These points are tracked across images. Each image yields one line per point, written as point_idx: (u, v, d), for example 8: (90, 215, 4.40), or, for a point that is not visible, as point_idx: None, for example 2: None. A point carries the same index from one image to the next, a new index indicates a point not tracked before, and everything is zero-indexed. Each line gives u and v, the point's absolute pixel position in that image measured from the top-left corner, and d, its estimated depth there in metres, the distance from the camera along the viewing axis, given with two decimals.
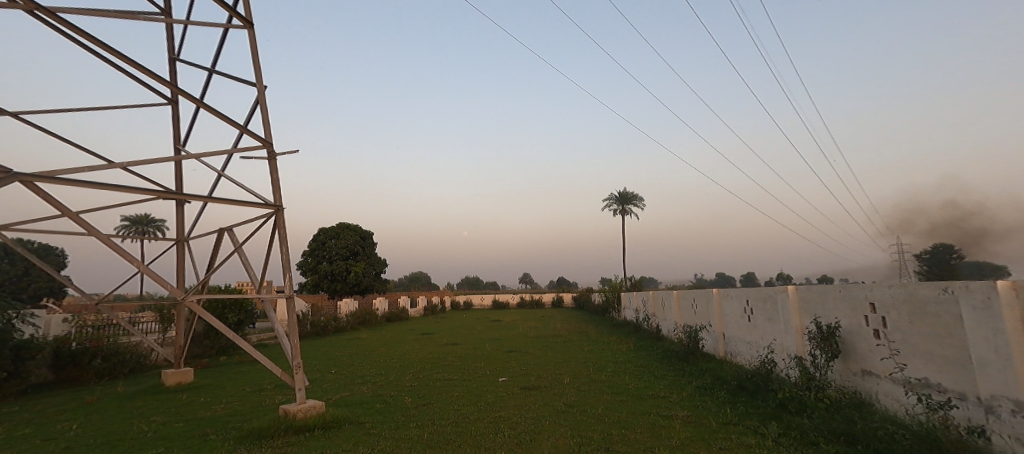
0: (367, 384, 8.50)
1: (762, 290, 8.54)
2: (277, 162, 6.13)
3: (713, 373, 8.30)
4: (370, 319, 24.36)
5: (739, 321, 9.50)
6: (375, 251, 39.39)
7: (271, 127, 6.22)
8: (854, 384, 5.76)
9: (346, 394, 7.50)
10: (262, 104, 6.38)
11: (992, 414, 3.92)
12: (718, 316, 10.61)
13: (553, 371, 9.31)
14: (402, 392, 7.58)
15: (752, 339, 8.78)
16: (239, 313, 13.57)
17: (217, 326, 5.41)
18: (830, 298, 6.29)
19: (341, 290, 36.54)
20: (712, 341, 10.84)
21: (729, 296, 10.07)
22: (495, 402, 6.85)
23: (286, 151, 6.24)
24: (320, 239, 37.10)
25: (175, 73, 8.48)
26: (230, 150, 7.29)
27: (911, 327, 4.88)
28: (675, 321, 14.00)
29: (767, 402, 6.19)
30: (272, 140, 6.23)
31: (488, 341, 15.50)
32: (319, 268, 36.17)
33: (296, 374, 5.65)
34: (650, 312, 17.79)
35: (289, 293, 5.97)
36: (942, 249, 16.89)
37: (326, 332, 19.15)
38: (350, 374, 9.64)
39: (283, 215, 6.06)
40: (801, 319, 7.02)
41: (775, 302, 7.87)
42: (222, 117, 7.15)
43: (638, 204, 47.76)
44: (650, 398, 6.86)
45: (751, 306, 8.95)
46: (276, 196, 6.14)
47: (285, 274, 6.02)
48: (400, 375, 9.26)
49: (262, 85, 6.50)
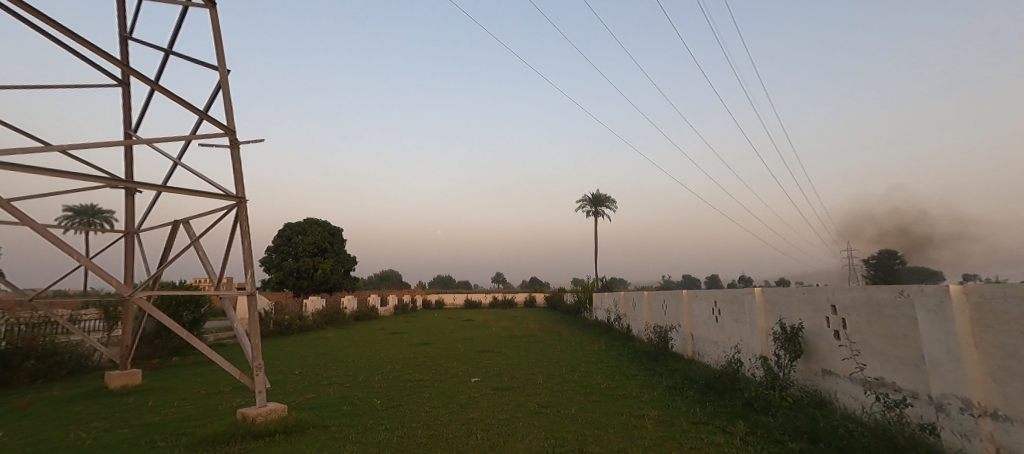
0: (334, 385, 8.22)
1: (730, 292, 8.74)
2: (240, 151, 5.77)
3: (682, 372, 8.44)
4: (337, 318, 23.74)
5: (707, 322, 9.71)
6: (344, 248, 38.47)
7: (234, 114, 5.85)
8: (815, 383, 5.94)
9: (311, 397, 7.22)
10: (224, 89, 6.02)
11: (942, 412, 4.10)
12: (687, 317, 10.82)
13: (524, 372, 9.26)
14: (370, 393, 7.36)
15: (720, 340, 8.97)
16: (195, 311, 12.92)
17: (170, 325, 5.03)
18: (794, 300, 6.47)
19: (308, 288, 35.47)
20: (681, 341, 11.06)
21: (699, 298, 10.27)
22: (468, 403, 6.72)
23: (251, 140, 5.88)
24: (286, 234, 35.89)
25: (128, 53, 7.93)
26: (188, 136, 6.84)
27: (870, 328, 5.05)
28: (646, 321, 14.22)
29: (733, 401, 6.32)
30: (235, 127, 5.86)
31: (460, 341, 15.33)
32: (284, 265, 34.97)
33: (257, 376, 5.38)
34: (621, 313, 18.03)
35: (252, 291, 5.67)
36: (887, 255, 18.18)
37: (290, 331, 18.52)
38: (316, 374, 9.31)
39: (244, 207, 5.73)
40: (767, 320, 7.21)
41: (742, 304, 8.07)
42: (180, 102, 6.70)
43: (611, 205, 48.54)
44: (622, 398, 6.90)
45: (719, 307, 9.16)
46: (238, 187, 5.79)
47: (246, 270, 5.70)
48: (368, 375, 8.99)
49: (224, 69, 6.13)
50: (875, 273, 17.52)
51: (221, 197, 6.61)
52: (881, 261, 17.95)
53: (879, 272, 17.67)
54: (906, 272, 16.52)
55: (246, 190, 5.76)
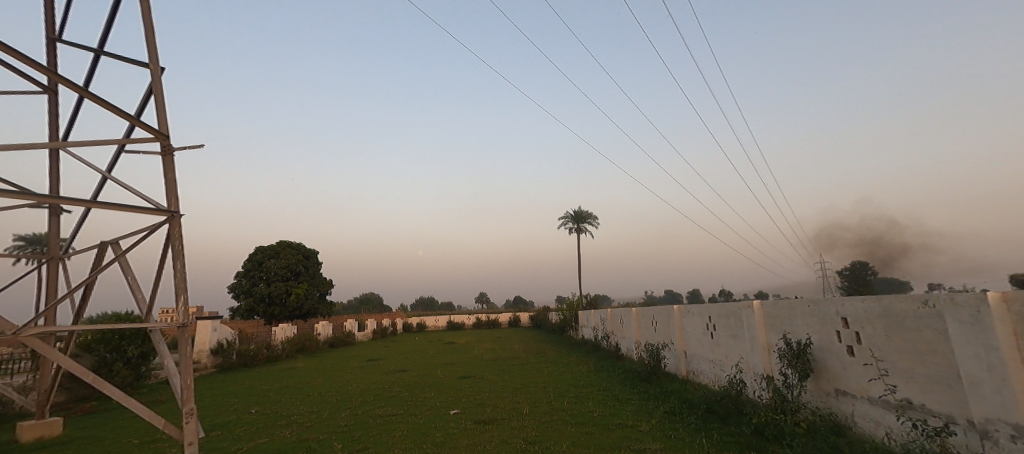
0: (293, 425, 7.32)
1: (724, 306, 8.21)
2: (174, 159, 4.99)
3: (679, 395, 7.80)
4: (309, 345, 22.44)
5: (701, 338, 9.14)
6: (319, 272, 37.11)
7: (166, 116, 5.09)
8: (828, 405, 5.38)
9: (263, 442, 6.32)
10: (155, 89, 5.27)
11: (988, 440, 3.54)
12: (679, 334, 10.24)
13: (508, 400, 8.47)
14: (332, 435, 6.47)
15: (716, 358, 8.41)
16: (143, 344, 11.75)
17: (71, 368, 4.10)
18: (799, 313, 5.93)
19: (280, 314, 33.79)
20: (674, 359, 10.45)
21: (690, 313, 9.73)
22: (444, 442, 5.89)
23: (188, 146, 5.12)
24: (256, 258, 34.37)
25: (56, 57, 7.14)
26: (120, 147, 6.04)
27: (888, 343, 4.52)
28: (635, 339, 13.59)
29: (740, 429, 5.69)
30: (168, 132, 5.09)
31: (440, 366, 14.43)
32: (254, 291, 33.26)
33: (187, 424, 4.57)
34: (608, 331, 17.38)
35: (184, 322, 4.82)
36: (858, 265, 18.11)
37: (255, 363, 17.33)
38: (274, 413, 8.32)
39: (178, 223, 4.94)
40: (767, 335, 6.68)
41: (739, 318, 7.53)
42: (110, 107, 5.91)
43: (593, 222, 48.45)
44: (618, 429, 6.20)
45: (714, 322, 8.62)
46: (170, 198, 4.99)
47: (177, 298, 4.87)
48: (333, 412, 8.08)
49: (156, 67, 5.40)
50: (848, 285, 17.45)
51: (156, 212, 5.78)
52: (854, 273, 17.91)
53: (853, 283, 17.60)
54: (878, 281, 16.52)
55: (179, 203, 4.97)
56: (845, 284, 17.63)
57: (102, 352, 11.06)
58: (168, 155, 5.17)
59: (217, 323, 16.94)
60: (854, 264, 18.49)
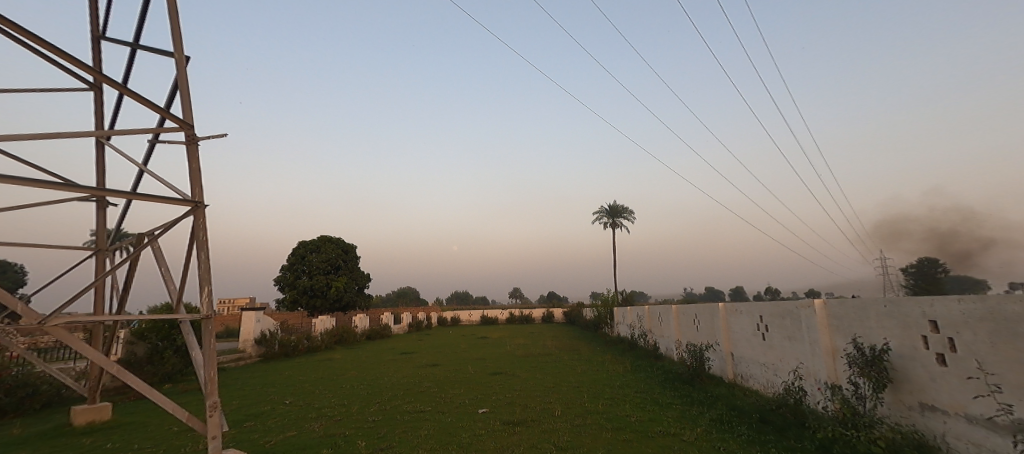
0: (323, 418, 7.25)
1: (778, 305, 7.49)
2: (198, 148, 4.88)
3: (727, 400, 7.18)
4: (347, 337, 22.89)
5: (751, 340, 8.43)
6: (357, 265, 37.97)
7: (191, 106, 4.97)
8: (910, 420, 4.70)
9: (292, 435, 6.25)
10: (180, 79, 5.15)
11: None
12: (725, 334, 9.52)
13: (541, 400, 8.09)
14: (359, 431, 6.33)
15: (769, 361, 7.70)
16: None
17: (95, 359, 4.02)
18: (872, 314, 5.22)
19: (321, 306, 34.78)
20: (720, 362, 9.74)
21: (738, 312, 9.00)
22: (471, 445, 5.57)
23: (213, 136, 5.00)
24: (299, 252, 35.50)
25: (98, 53, 7.27)
26: (153, 139, 6.04)
27: (994, 352, 3.83)
28: (675, 338, 12.87)
29: (803, 443, 5.08)
30: (193, 122, 4.98)
31: (472, 362, 14.22)
32: (296, 283, 34.37)
33: (211, 418, 4.45)
34: (646, 329, 16.64)
35: (207, 314, 4.68)
36: (928, 261, 16.49)
37: (295, 353, 17.77)
38: (306, 405, 8.31)
39: (203, 213, 4.82)
40: (832, 339, 5.97)
41: (797, 319, 6.81)
42: (141, 100, 5.89)
43: (629, 216, 47.10)
44: (659, 437, 5.70)
45: (766, 322, 7.90)
46: (194, 189, 4.87)
47: (202, 289, 4.75)
48: (362, 406, 7.98)
49: (181, 57, 5.29)
50: (913, 283, 16.00)
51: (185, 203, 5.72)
52: (920, 271, 16.39)
53: (917, 282, 16.12)
54: (950, 280, 14.97)
55: (204, 193, 4.84)
56: (909, 283, 16.16)
57: (154, 340, 11.46)
58: (193, 145, 5.05)
59: (260, 314, 17.46)
60: (919, 261, 16.97)
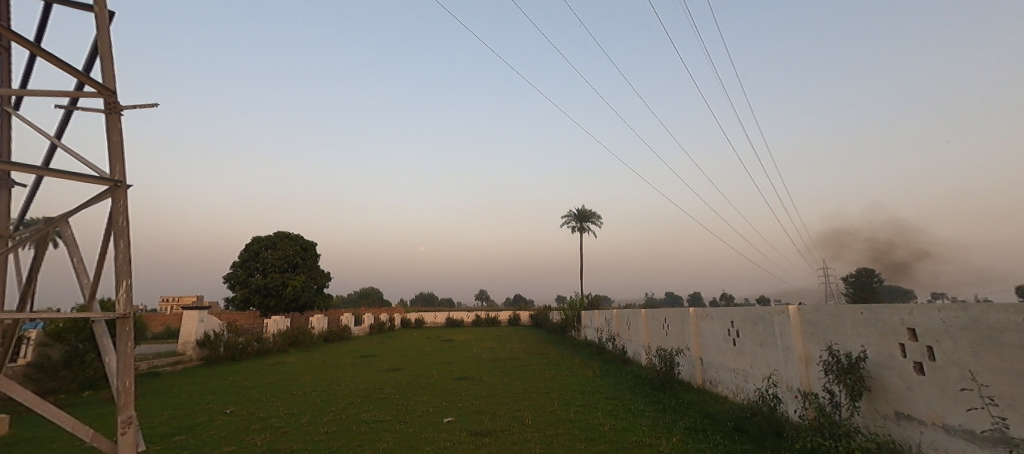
0: (268, 430, 6.57)
1: (750, 310, 7.40)
2: (121, 119, 4.21)
3: (699, 408, 7.00)
4: (302, 339, 21.74)
5: (722, 346, 8.35)
6: (317, 264, 36.40)
7: (112, 69, 4.27)
8: (885, 430, 4.58)
9: (231, 451, 5.57)
10: (101, 37, 4.42)
11: None
12: (695, 339, 9.44)
13: (509, 408, 7.69)
14: (308, 445, 5.72)
15: (740, 367, 7.60)
16: None
17: None
18: (847, 321, 5.12)
19: (277, 306, 33.07)
20: (689, 367, 9.66)
21: (709, 317, 8.92)
22: None
23: (140, 106, 4.34)
24: (253, 249, 33.67)
25: (7, 10, 6.31)
26: (69, 110, 5.22)
27: (975, 361, 3.72)
28: (644, 343, 12.77)
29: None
30: (115, 88, 4.28)
31: (437, 366, 13.65)
32: (250, 281, 32.51)
33: (124, 436, 3.78)
34: (614, 333, 16.55)
35: (125, 312, 3.99)
36: (863, 273, 17.26)
37: (242, 357, 16.59)
38: (250, 415, 7.55)
39: (124, 194, 4.14)
40: (806, 346, 5.86)
41: (770, 325, 6.72)
42: (55, 62, 5.08)
43: (596, 221, 47.59)
44: (635, 448, 5.40)
45: (737, 328, 7.82)
46: (113, 166, 4.18)
47: (118, 284, 4.05)
48: (313, 416, 7.33)
49: (103, 11, 4.54)
50: (852, 292, 16.71)
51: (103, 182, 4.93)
52: (859, 280, 17.21)
53: (856, 291, 16.87)
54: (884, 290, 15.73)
55: (126, 170, 4.16)
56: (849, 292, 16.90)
57: (74, 342, 10.40)
58: (114, 115, 4.34)
59: (204, 314, 16.22)
60: (858, 270, 17.89)
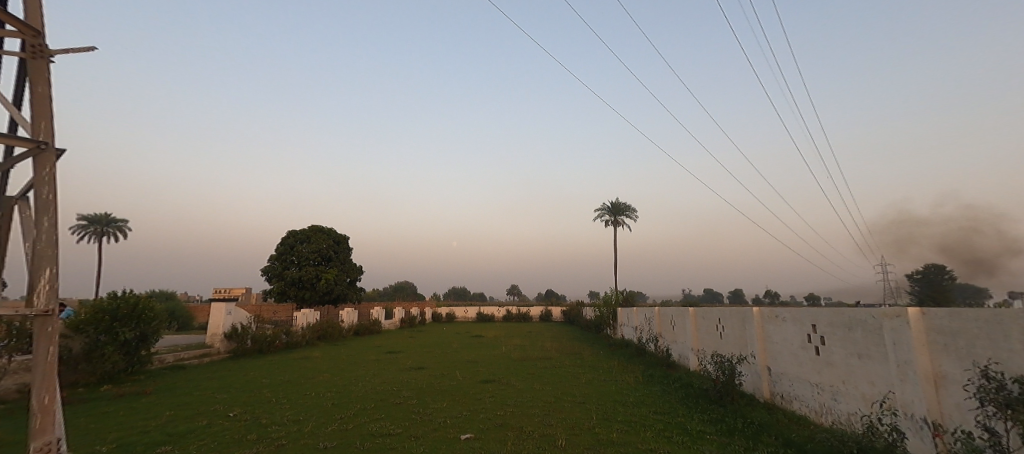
0: (264, 442, 5.71)
1: (842, 312, 5.95)
2: (47, 66, 3.38)
3: (778, 433, 5.65)
4: (331, 333, 21.39)
5: (798, 355, 6.91)
6: (349, 257, 36.46)
7: (36, 3, 3.45)
8: None
9: None
10: None
11: None
12: (761, 345, 8.00)
13: (540, 422, 6.60)
14: None
15: (826, 382, 6.18)
16: (137, 327, 10.71)
17: None
18: (1015, 331, 3.68)
19: (310, 299, 33.27)
20: (753, 377, 8.24)
21: (780, 320, 7.49)
22: None
23: (74, 49, 3.49)
24: (289, 242, 33.98)
25: None
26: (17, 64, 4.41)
27: None
28: (693, 346, 11.34)
29: None
30: (40, 28, 3.45)
31: (463, 365, 12.72)
32: (284, 274, 32.82)
33: None
34: (655, 333, 15.12)
35: (46, 309, 3.16)
36: (931, 268, 15.12)
37: (269, 350, 16.26)
38: (251, 421, 6.77)
39: (49, 159, 3.29)
40: (937, 362, 4.42)
41: (873, 333, 5.28)
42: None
43: (631, 214, 45.64)
44: None
45: (820, 333, 6.39)
46: (38, 123, 3.33)
47: (36, 271, 3.18)
48: (318, 425, 6.47)
49: None
50: (918, 291, 14.66)
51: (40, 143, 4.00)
52: (925, 277, 14.97)
53: (923, 289, 14.63)
54: (957, 289, 13.63)
55: (51, 129, 3.31)
56: (914, 290, 14.81)
57: (94, 333, 10.01)
58: (44, 62, 3.51)
59: (231, 306, 15.92)
60: (927, 266, 15.65)
